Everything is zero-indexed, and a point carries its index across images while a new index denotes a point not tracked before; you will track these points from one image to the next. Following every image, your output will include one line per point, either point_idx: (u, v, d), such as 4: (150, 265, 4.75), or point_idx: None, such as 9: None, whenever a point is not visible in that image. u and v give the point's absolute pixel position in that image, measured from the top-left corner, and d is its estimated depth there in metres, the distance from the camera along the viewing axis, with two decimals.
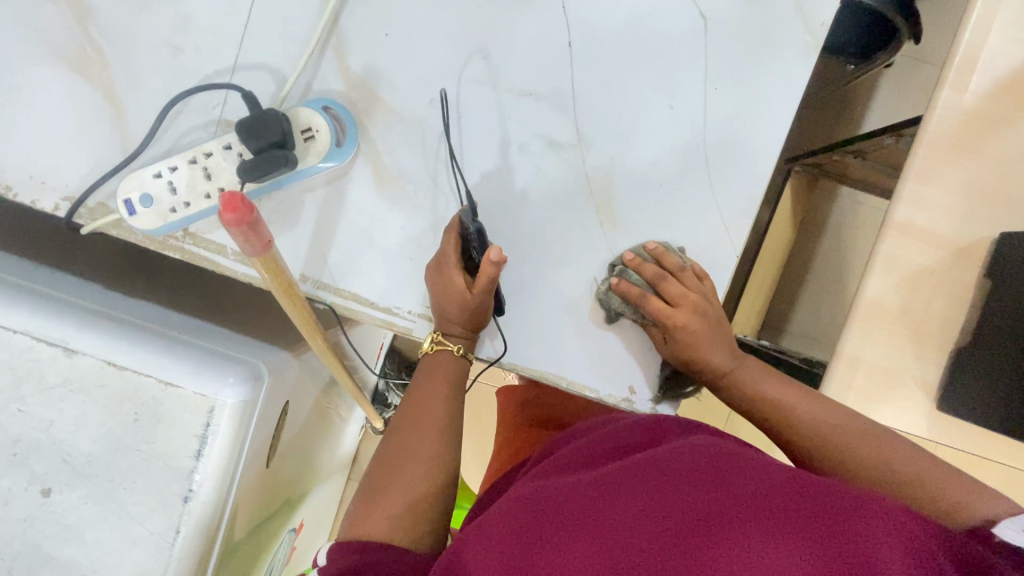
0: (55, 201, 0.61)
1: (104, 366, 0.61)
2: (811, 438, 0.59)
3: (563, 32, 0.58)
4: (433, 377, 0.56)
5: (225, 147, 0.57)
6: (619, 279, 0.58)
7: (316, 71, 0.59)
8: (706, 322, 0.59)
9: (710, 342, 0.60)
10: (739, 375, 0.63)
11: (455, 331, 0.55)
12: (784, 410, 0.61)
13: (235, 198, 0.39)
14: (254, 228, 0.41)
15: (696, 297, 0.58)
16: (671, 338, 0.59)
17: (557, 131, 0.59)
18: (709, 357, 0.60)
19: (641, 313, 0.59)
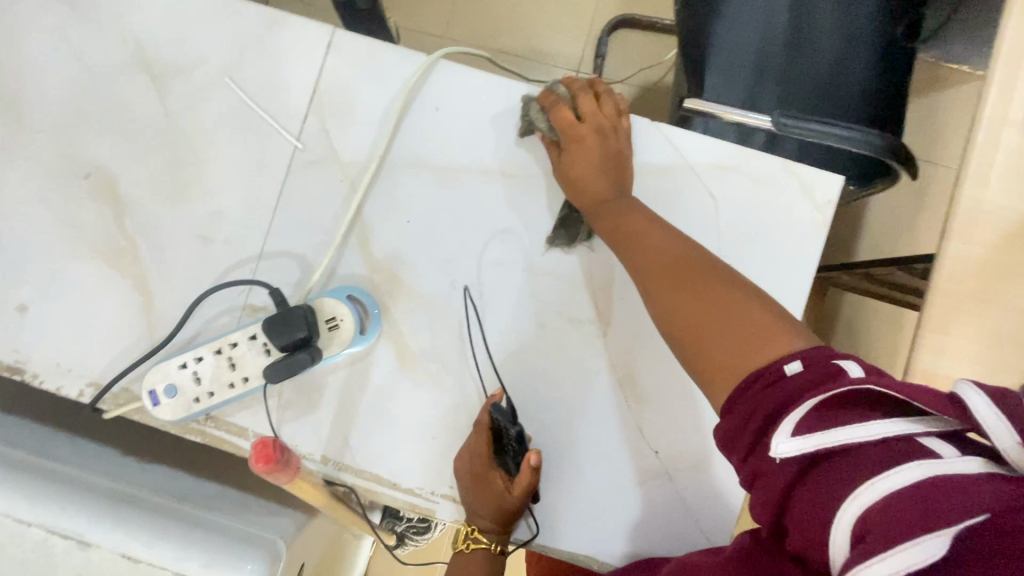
0: (79, 386, 0.61)
1: (118, 558, 0.59)
2: (659, 263, 0.51)
3: (579, 215, 0.60)
4: (468, 570, 0.59)
5: (250, 337, 0.58)
6: (546, 91, 0.60)
7: (341, 258, 0.61)
8: (602, 142, 0.58)
9: (599, 163, 0.57)
10: (618, 203, 0.56)
11: (488, 525, 0.55)
12: (642, 233, 0.53)
13: (268, 448, 0.40)
14: (285, 469, 0.42)
15: (602, 121, 0.59)
16: (570, 140, 0.58)
17: (577, 309, 0.60)
18: (594, 179, 0.57)
19: (551, 125, 0.60)
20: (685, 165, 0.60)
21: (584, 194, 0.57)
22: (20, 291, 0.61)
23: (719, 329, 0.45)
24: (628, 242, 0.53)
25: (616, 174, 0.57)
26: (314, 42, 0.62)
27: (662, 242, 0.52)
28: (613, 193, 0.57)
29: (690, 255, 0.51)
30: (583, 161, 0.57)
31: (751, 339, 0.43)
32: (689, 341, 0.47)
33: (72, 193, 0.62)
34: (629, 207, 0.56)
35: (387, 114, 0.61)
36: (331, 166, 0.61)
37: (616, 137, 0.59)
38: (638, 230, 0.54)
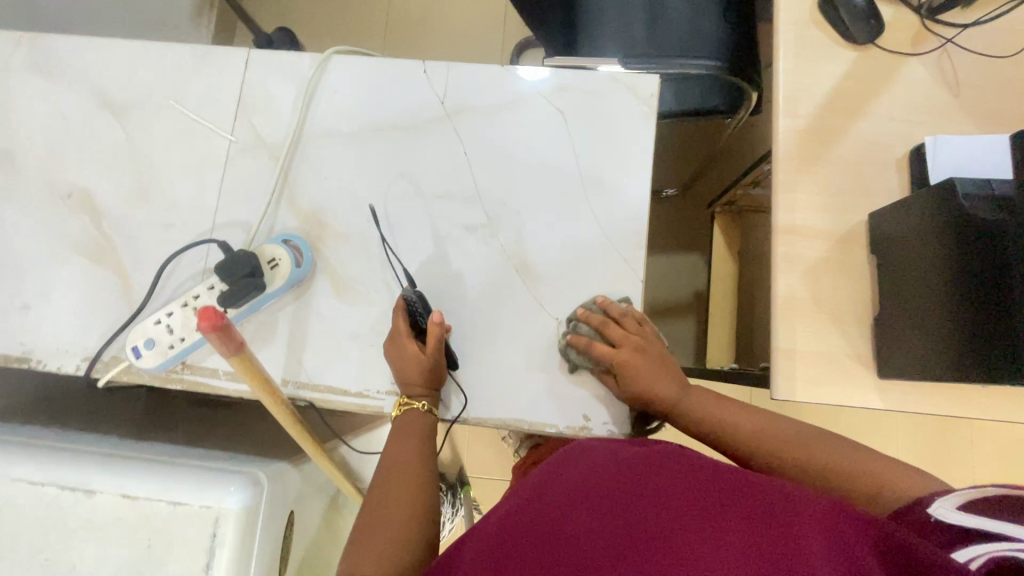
0: (76, 363, 0.73)
1: (119, 500, 0.69)
2: (763, 456, 0.63)
3: (460, 146, 0.75)
4: (405, 434, 0.65)
5: (209, 288, 0.70)
6: (572, 333, 0.68)
7: (276, 218, 0.75)
8: (645, 356, 0.67)
9: (652, 368, 0.67)
10: (688, 400, 0.68)
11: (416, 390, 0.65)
12: (734, 426, 0.66)
13: (207, 311, 0.50)
14: (224, 332, 0.52)
15: (635, 341, 0.67)
16: (624, 362, 0.66)
17: (471, 218, 0.73)
18: (665, 390, 0.67)
19: (595, 361, 0.67)
20: (535, 92, 0.75)
21: (658, 404, 0.67)
22: (22, 295, 0.75)
23: (823, 467, 0.59)
24: (728, 433, 0.65)
25: (674, 375, 0.68)
26: (234, 60, 0.79)
27: (732, 418, 0.66)
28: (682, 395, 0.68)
29: (766, 422, 0.65)
30: (647, 382, 0.66)
31: (849, 466, 0.57)
32: (820, 488, 0.58)
33: (57, 211, 0.77)
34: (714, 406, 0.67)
35: (298, 102, 0.78)
36: (260, 149, 0.77)
37: (639, 325, 0.69)
38: (722, 415, 0.66)
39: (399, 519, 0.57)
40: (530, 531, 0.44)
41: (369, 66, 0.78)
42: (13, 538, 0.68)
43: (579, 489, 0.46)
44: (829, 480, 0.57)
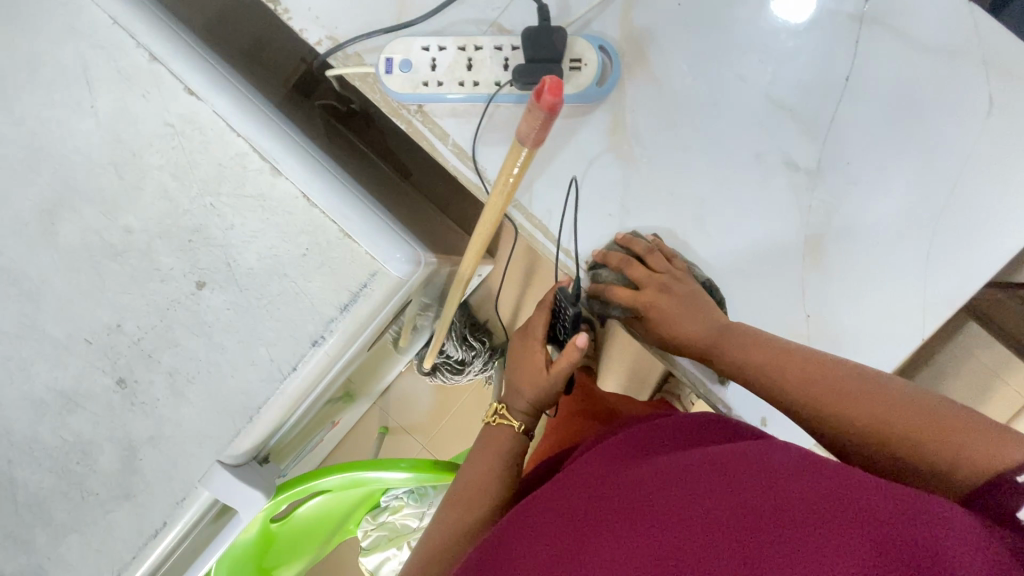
0: (319, 36, 0.64)
1: (298, 197, 0.65)
2: (817, 416, 0.54)
3: (845, 66, 0.59)
4: (493, 443, 0.76)
5: (496, 48, 0.60)
6: (601, 254, 0.62)
7: (601, 13, 0.61)
8: (674, 297, 0.60)
9: (683, 312, 0.60)
10: (733, 335, 0.59)
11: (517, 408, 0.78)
12: (776, 372, 0.56)
13: (558, 85, 0.41)
14: (547, 119, 0.43)
15: (664, 280, 0.60)
16: (656, 288, 0.61)
17: (798, 157, 0.60)
18: (700, 327, 0.60)
19: (625, 311, 0.64)
20: (976, 61, 0.57)
21: (689, 345, 0.61)
22: None
23: (885, 422, 0.50)
24: (766, 377, 0.57)
25: (709, 317, 0.59)
26: None
27: (776, 358, 0.57)
28: (724, 330, 0.59)
29: (816, 369, 0.55)
30: (673, 320, 0.61)
31: (923, 428, 0.48)
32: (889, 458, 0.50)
33: None
34: (757, 344, 0.58)
35: None
36: None
37: (672, 267, 0.61)
38: (765, 359, 0.57)
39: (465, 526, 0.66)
40: (569, 509, 0.55)
41: None
42: (192, 166, 0.66)
43: (618, 486, 0.55)
44: (900, 441, 0.49)
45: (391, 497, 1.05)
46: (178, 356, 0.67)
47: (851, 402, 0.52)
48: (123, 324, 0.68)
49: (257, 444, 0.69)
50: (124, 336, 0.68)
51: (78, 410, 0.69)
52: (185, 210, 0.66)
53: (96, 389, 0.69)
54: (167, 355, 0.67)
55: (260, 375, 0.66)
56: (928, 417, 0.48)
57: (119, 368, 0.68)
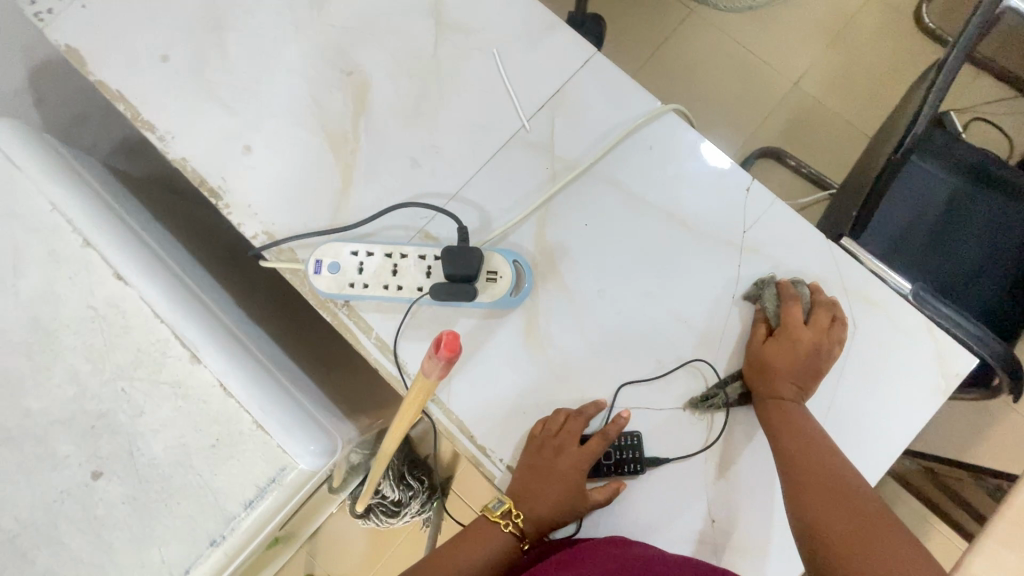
0: (256, 230, 0.69)
1: (213, 385, 0.64)
2: (813, 496, 0.56)
3: (730, 285, 0.67)
4: (483, 541, 0.64)
5: (420, 256, 0.65)
6: (790, 283, 0.65)
7: (517, 228, 0.68)
8: (806, 353, 0.61)
9: (799, 366, 0.61)
10: (794, 401, 0.60)
11: (533, 516, 0.62)
12: (811, 441, 0.59)
13: (453, 340, 0.44)
14: (443, 364, 0.46)
15: (821, 337, 0.62)
16: (781, 336, 0.62)
17: (696, 365, 0.66)
18: (782, 382, 0.61)
19: (777, 313, 0.63)
20: (838, 289, 0.66)
21: (768, 384, 0.61)
22: (251, 136, 0.71)
23: (835, 495, 0.56)
24: (807, 441, 0.58)
25: (807, 381, 0.61)
26: (578, 53, 0.72)
27: (815, 433, 0.59)
28: (793, 397, 0.61)
29: (834, 459, 0.58)
30: (781, 364, 0.61)
31: (889, 555, 0.51)
32: (842, 564, 0.52)
33: (329, 82, 0.72)
34: (800, 414, 0.60)
35: (609, 136, 0.70)
36: (546, 152, 0.70)
37: (825, 356, 0.62)
38: (807, 428, 0.59)
39: None
40: None
41: (697, 145, 0.70)
42: (109, 350, 0.65)
43: None
44: (868, 555, 0.51)
45: None
46: (58, 554, 0.62)
47: (843, 495, 0.56)
48: None
49: None
50: None
51: None
52: (94, 393, 0.65)
53: None
54: (45, 554, 0.62)
55: None
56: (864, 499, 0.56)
57: None
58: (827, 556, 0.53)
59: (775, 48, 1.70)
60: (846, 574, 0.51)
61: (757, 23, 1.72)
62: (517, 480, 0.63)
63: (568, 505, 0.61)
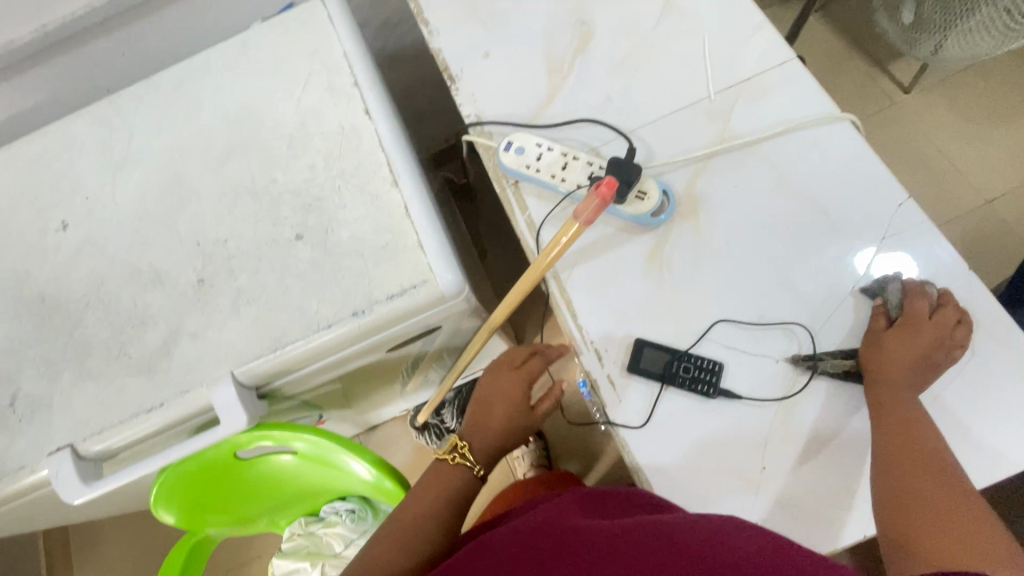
0: (470, 112, 0.87)
1: (400, 205, 0.82)
2: (900, 468, 0.59)
3: (852, 280, 0.71)
4: (447, 479, 0.79)
5: (589, 162, 0.78)
6: (917, 283, 0.68)
7: (674, 170, 0.78)
8: (924, 346, 0.64)
9: (914, 355, 0.64)
10: (902, 384, 0.63)
11: (479, 445, 0.82)
12: (911, 422, 0.61)
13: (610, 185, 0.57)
14: (595, 206, 0.58)
15: (942, 333, 0.65)
16: (901, 326, 0.66)
17: (795, 334, 0.70)
18: (895, 365, 0.64)
19: (901, 306, 0.68)
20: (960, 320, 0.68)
21: (879, 366, 0.64)
22: (492, 46, 0.90)
23: (910, 467, 0.58)
24: (904, 420, 0.61)
25: (921, 371, 0.64)
26: (776, 53, 0.82)
27: (916, 414, 0.62)
28: (904, 381, 0.63)
29: (931, 441, 0.60)
30: (894, 351, 0.65)
31: (969, 525, 0.54)
32: (914, 526, 0.55)
33: (564, 24, 0.89)
34: (908, 397, 0.63)
35: (781, 124, 0.78)
36: (720, 121, 0.80)
37: (945, 350, 0.64)
38: (909, 410, 0.62)
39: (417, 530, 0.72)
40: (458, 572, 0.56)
41: (863, 154, 0.75)
42: (340, 158, 0.87)
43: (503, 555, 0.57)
44: (945, 523, 0.54)
45: (332, 507, 1.11)
46: (253, 280, 0.82)
47: (933, 469, 0.58)
48: (228, 242, 0.85)
49: (269, 376, 0.81)
50: (225, 250, 0.85)
51: (160, 288, 0.84)
52: (319, 183, 0.86)
53: (180, 278, 0.84)
54: (245, 277, 0.83)
55: (302, 321, 0.79)
56: (947, 477, 0.58)
57: (206, 270, 0.84)
58: (903, 518, 0.56)
59: (974, 160, 1.64)
60: (916, 535, 0.55)
61: (960, 128, 1.68)
62: (472, 408, 0.86)
63: (508, 430, 0.84)
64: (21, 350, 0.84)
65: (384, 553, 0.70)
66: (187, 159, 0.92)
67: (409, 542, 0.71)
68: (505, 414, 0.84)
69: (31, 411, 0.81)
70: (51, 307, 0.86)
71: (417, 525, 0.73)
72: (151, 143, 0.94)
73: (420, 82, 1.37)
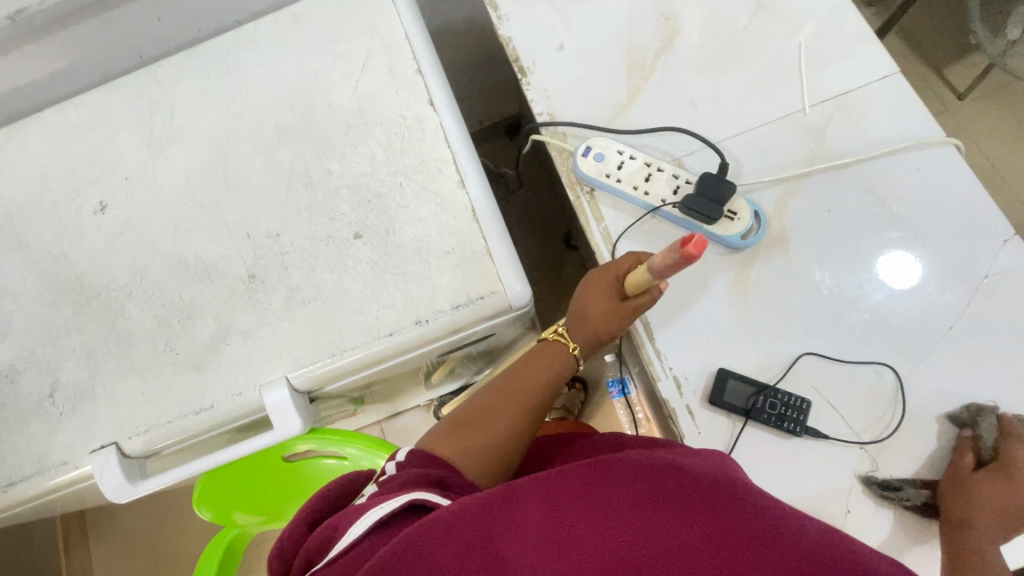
0: (542, 109, 0.82)
1: (466, 207, 0.78)
2: None
3: (951, 317, 0.67)
4: (550, 357, 0.69)
5: (674, 175, 0.73)
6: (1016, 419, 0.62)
7: (763, 189, 0.74)
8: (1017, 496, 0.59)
9: (1005, 507, 0.58)
10: (983, 530, 0.57)
11: (581, 332, 0.69)
12: (981, 555, 0.56)
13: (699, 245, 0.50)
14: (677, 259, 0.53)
15: None
16: (993, 472, 0.59)
17: (889, 371, 0.66)
18: (980, 515, 0.58)
19: (996, 445, 0.60)
20: None
21: (958, 508, 0.59)
22: (567, 38, 0.84)
23: None
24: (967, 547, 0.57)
25: (1007, 525, 0.58)
26: (877, 66, 0.76)
27: (988, 550, 0.56)
28: (990, 532, 0.57)
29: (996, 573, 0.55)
30: (982, 494, 0.58)
31: None
32: None
33: (648, 17, 0.83)
34: (989, 547, 0.57)
35: (880, 144, 0.73)
36: (814, 137, 0.75)
37: None
38: (981, 549, 0.57)
39: (482, 439, 0.60)
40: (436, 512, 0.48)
41: (969, 184, 0.71)
42: (401, 153, 0.81)
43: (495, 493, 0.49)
44: None
45: None
46: (308, 279, 0.78)
47: None
48: (281, 236, 0.80)
49: (323, 382, 0.77)
50: (277, 245, 0.80)
51: (207, 281, 0.80)
52: (379, 178, 0.81)
53: (230, 272, 0.80)
54: (299, 275, 0.78)
55: (360, 326, 0.75)
56: None
57: (257, 265, 0.80)
58: None
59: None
60: None
61: (1012, 139, 1.62)
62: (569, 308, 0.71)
63: (607, 326, 0.68)
64: (60, 338, 0.80)
65: (461, 451, 0.58)
66: (235, 142, 0.86)
67: (481, 453, 0.58)
68: (606, 322, 0.68)
69: (73, 404, 0.78)
70: (90, 294, 0.82)
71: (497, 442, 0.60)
72: (195, 121, 0.88)
73: (466, 62, 1.30)
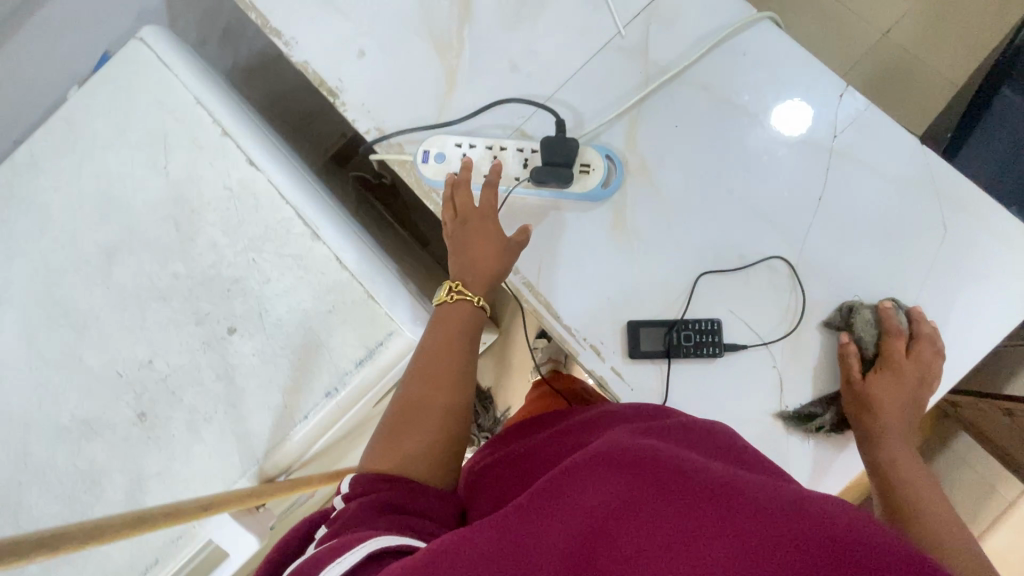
0: (368, 127, 0.75)
1: (330, 259, 0.73)
2: (904, 486, 0.58)
3: (818, 187, 0.68)
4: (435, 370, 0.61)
5: (518, 149, 0.70)
6: (889, 305, 0.64)
7: (608, 129, 0.71)
8: (907, 382, 0.62)
9: (906, 397, 0.61)
10: (892, 426, 0.60)
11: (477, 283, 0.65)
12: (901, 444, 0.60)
13: None
14: None
15: (925, 367, 0.62)
16: (885, 368, 0.62)
17: (775, 256, 0.67)
18: (893, 415, 0.60)
19: (878, 340, 0.63)
20: (928, 194, 0.66)
21: (873, 420, 0.61)
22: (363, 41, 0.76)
23: (919, 485, 0.57)
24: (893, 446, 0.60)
25: (910, 412, 0.62)
26: None
27: (904, 443, 0.60)
28: (895, 426, 0.61)
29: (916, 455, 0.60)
30: (895, 395, 0.61)
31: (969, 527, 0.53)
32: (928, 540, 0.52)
33: None
34: (904, 441, 0.61)
35: (698, 45, 0.72)
36: (638, 57, 0.72)
37: (927, 385, 0.63)
38: (903, 447, 0.60)
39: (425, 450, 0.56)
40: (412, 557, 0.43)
41: (791, 54, 0.70)
42: (241, 226, 0.75)
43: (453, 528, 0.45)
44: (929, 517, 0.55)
45: None
46: (200, 394, 0.72)
47: (920, 484, 0.57)
48: (154, 362, 0.74)
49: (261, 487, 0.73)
50: (154, 372, 0.73)
51: (97, 438, 0.73)
52: (231, 262, 0.74)
53: (116, 419, 0.73)
54: (190, 393, 0.72)
55: (272, 421, 0.71)
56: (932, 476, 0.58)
57: (142, 402, 0.73)
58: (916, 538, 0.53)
59: None
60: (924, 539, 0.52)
61: None
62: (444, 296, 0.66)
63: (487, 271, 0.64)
64: None
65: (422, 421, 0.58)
66: (63, 280, 0.77)
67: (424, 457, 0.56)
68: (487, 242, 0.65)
69: None
70: None
71: (416, 434, 0.57)
72: (8, 274, 0.78)
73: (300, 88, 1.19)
